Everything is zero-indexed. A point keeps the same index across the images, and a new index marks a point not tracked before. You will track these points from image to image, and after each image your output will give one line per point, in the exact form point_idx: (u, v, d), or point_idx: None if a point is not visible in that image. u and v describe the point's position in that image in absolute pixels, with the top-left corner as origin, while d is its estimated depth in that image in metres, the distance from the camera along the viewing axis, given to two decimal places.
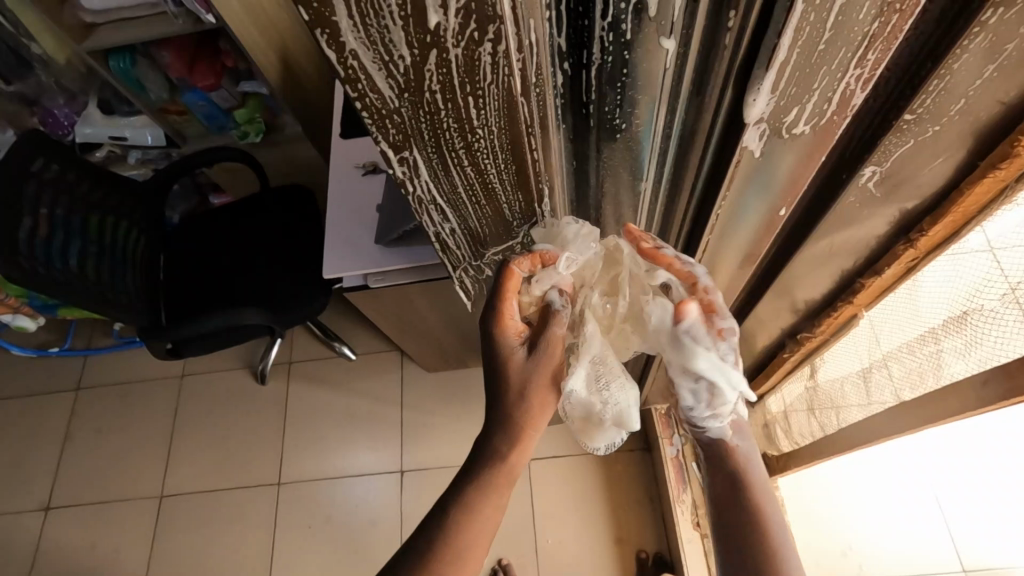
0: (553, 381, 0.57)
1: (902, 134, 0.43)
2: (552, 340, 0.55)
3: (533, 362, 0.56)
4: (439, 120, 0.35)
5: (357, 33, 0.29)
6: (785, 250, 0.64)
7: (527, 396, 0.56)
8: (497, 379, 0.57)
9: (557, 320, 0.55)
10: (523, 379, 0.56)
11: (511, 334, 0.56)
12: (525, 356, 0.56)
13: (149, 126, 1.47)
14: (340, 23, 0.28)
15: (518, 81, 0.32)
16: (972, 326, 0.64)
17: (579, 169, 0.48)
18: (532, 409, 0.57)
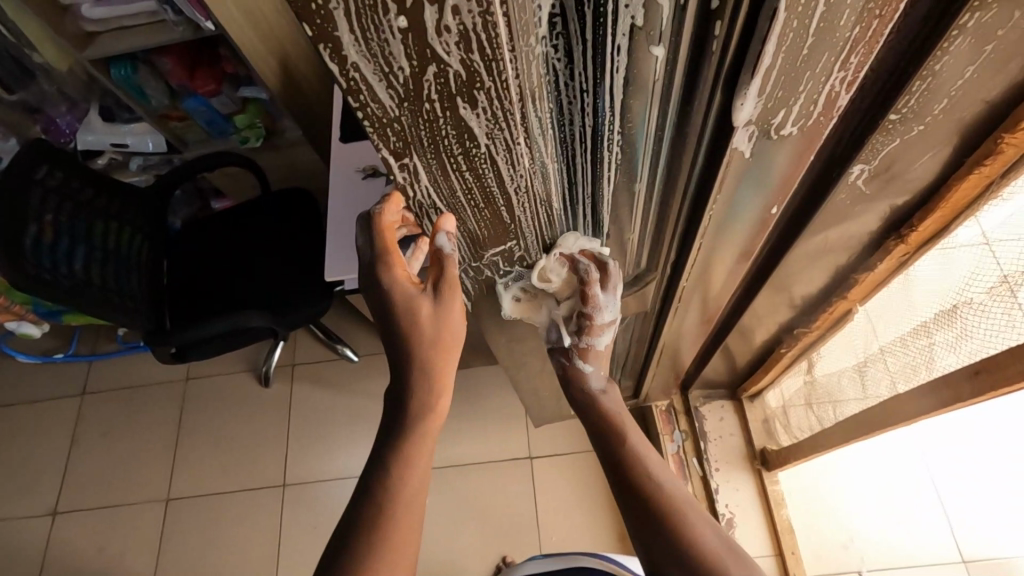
0: (453, 327, 0.57)
1: (888, 134, 0.44)
2: (452, 283, 0.55)
3: (436, 312, 0.55)
4: (438, 127, 0.36)
5: (358, 47, 0.29)
6: (778, 248, 0.65)
7: (439, 341, 0.56)
8: (400, 328, 0.55)
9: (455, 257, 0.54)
10: (428, 325, 0.55)
11: (404, 282, 0.54)
12: (428, 305, 0.55)
13: (150, 133, 1.49)
14: (341, 37, 0.29)
15: (513, 87, 0.33)
16: (962, 320, 0.65)
17: (574, 189, 0.49)
18: (444, 352, 0.56)
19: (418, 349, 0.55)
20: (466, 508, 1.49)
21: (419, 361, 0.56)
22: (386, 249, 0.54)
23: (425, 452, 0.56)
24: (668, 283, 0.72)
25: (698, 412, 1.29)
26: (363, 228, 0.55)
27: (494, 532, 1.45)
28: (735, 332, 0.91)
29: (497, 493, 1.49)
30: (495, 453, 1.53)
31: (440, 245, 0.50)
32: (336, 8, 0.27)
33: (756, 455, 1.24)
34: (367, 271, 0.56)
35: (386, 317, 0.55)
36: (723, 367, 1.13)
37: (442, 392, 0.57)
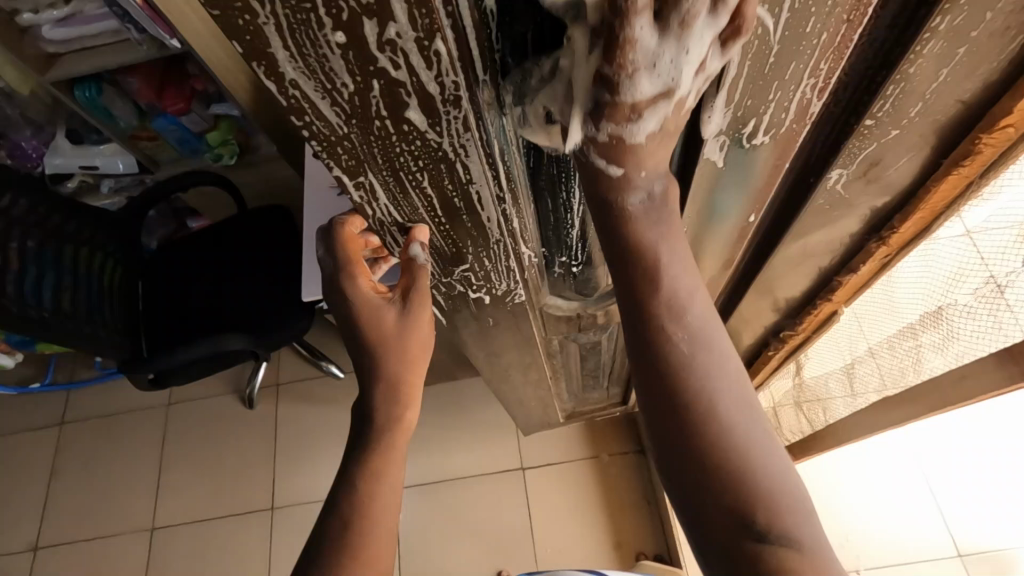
0: (423, 338, 0.53)
1: (863, 138, 0.42)
2: (422, 293, 0.51)
3: (404, 322, 0.51)
4: (392, 145, 0.33)
5: (295, 64, 0.27)
6: (760, 253, 0.63)
7: (407, 353, 0.52)
8: (368, 342, 0.51)
9: (426, 269, 0.49)
10: (397, 338, 0.51)
11: (370, 294, 0.50)
12: (393, 315, 0.51)
13: (119, 154, 1.45)
14: (276, 53, 0.26)
15: (469, 98, 0.31)
16: (948, 321, 0.65)
17: (542, 182, 0.44)
18: (415, 365, 0.53)
19: (388, 364, 0.52)
20: (459, 523, 1.46)
21: (386, 374, 0.52)
22: (349, 261, 0.50)
23: (395, 466, 0.53)
24: None
25: None
26: (325, 239, 0.50)
27: (488, 546, 1.43)
28: (721, 337, 0.89)
29: (491, 506, 1.47)
30: (486, 465, 1.51)
31: (413, 255, 0.45)
32: (266, 23, 0.25)
33: None
34: (330, 285, 0.52)
35: (351, 330, 0.52)
36: None
37: (412, 404, 0.54)
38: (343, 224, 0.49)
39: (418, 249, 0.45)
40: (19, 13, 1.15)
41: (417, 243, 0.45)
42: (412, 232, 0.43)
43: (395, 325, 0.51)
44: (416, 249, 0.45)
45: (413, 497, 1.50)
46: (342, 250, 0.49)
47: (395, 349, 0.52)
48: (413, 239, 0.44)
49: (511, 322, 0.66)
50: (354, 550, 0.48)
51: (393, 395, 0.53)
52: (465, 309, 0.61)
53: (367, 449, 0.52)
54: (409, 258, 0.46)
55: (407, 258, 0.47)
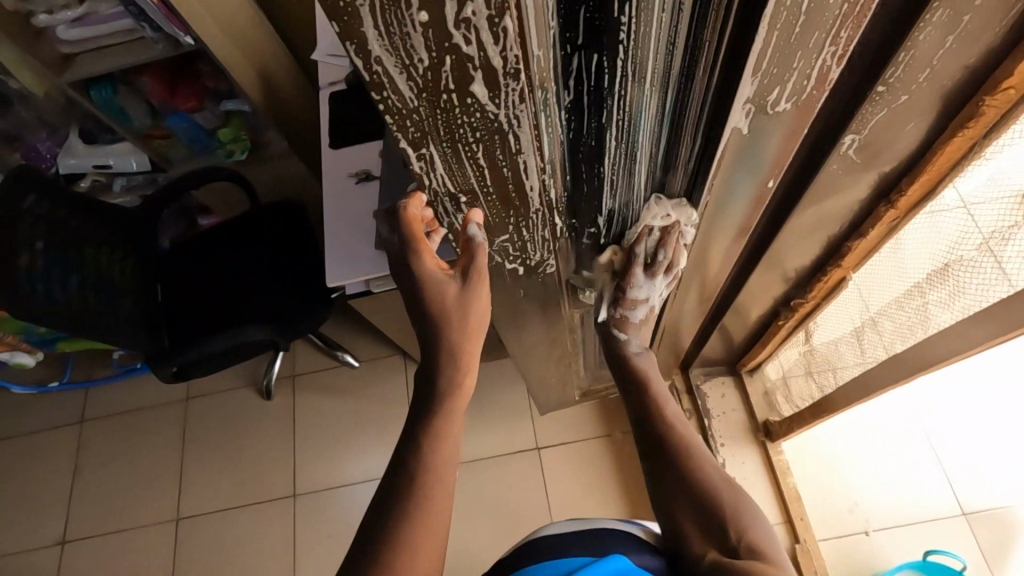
0: (480, 312, 0.56)
1: (876, 104, 0.46)
2: (481, 271, 0.54)
3: (464, 297, 0.55)
4: (454, 117, 0.36)
5: (381, 42, 0.30)
6: (775, 220, 0.66)
7: (467, 328, 0.56)
8: (430, 313, 0.55)
9: (483, 249, 0.52)
10: (456, 311, 0.55)
11: (432, 269, 0.54)
12: (455, 290, 0.54)
13: (132, 153, 1.47)
14: (366, 32, 0.29)
15: (527, 70, 0.34)
16: (955, 276, 0.69)
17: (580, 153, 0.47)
18: (474, 343, 0.57)
19: (451, 339, 0.56)
20: (478, 503, 1.50)
21: (448, 343, 0.56)
22: (412, 240, 0.53)
23: (456, 431, 0.57)
24: None
25: (699, 391, 1.32)
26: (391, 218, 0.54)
27: (508, 524, 1.47)
28: (733, 309, 0.93)
29: (508, 486, 1.51)
30: (502, 447, 1.55)
31: (471, 235, 0.49)
32: (362, 5, 0.28)
33: (759, 428, 1.26)
34: (396, 261, 0.56)
35: (415, 299, 0.56)
36: (723, 344, 1.15)
37: (469, 379, 0.58)
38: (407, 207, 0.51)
39: (475, 229, 0.49)
40: (34, 15, 1.17)
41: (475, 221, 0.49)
42: (467, 209, 0.47)
43: (455, 299, 0.55)
44: (473, 230, 0.49)
45: None
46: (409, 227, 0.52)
47: (457, 322, 0.55)
48: (470, 218, 0.48)
49: (539, 291, 0.69)
50: (409, 500, 0.51)
51: (454, 359, 0.56)
52: (499, 281, 0.64)
53: (430, 415, 0.56)
54: (467, 237, 0.50)
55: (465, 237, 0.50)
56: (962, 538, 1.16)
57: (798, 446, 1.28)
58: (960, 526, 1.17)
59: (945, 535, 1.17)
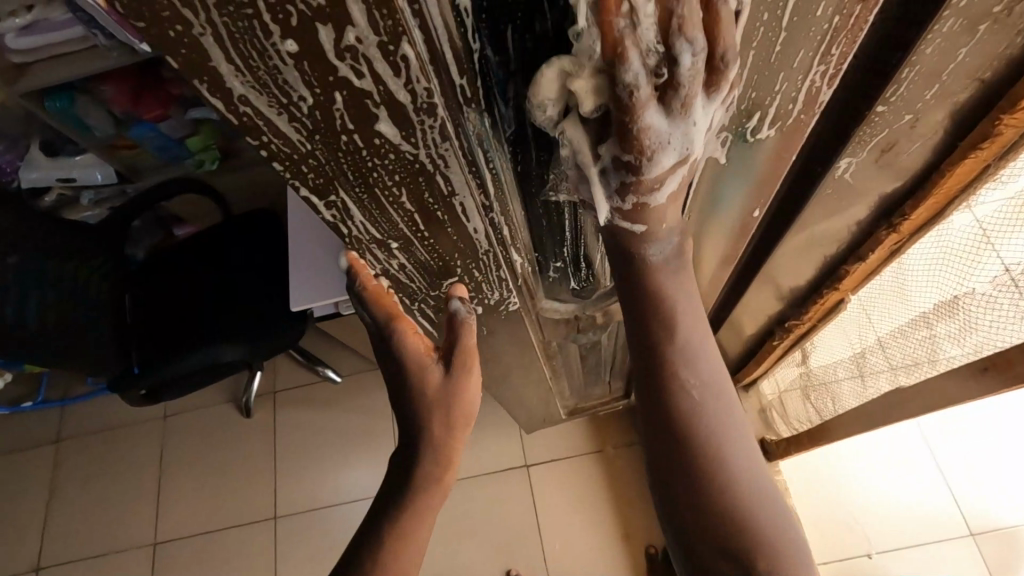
0: (471, 401, 0.49)
1: (874, 125, 0.40)
2: (468, 353, 0.48)
3: (450, 385, 0.47)
4: (361, 160, 0.30)
5: (242, 78, 0.23)
6: (765, 244, 0.60)
7: (451, 420, 0.47)
8: (409, 405, 0.47)
9: (471, 328, 0.47)
10: (440, 403, 0.47)
11: (417, 352, 0.46)
12: (438, 377, 0.47)
13: (97, 165, 1.40)
14: (218, 66, 0.23)
15: (444, 103, 0.28)
16: (965, 311, 0.63)
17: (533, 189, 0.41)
18: (459, 436, 0.48)
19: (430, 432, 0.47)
20: (464, 524, 1.44)
21: (431, 439, 0.47)
22: (388, 319, 0.44)
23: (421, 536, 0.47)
24: None
25: None
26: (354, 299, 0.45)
27: (495, 544, 1.41)
28: (724, 329, 0.87)
29: (495, 506, 1.45)
30: (489, 464, 1.49)
31: (455, 308, 0.45)
32: (203, 34, 0.21)
33: None
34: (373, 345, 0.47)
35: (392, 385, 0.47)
36: (716, 360, 1.09)
37: (449, 473, 0.48)
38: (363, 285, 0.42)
39: (461, 305, 0.46)
40: None
41: (462, 298, 0.46)
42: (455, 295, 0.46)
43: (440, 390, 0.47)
44: (459, 305, 0.46)
45: None
46: (381, 306, 0.44)
47: (446, 418, 0.47)
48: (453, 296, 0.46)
49: (505, 326, 0.63)
50: None
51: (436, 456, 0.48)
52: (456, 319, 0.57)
53: (396, 512, 0.47)
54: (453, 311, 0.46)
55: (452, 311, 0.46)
56: (970, 560, 1.11)
57: (797, 465, 1.21)
58: (967, 547, 1.12)
59: (950, 557, 1.12)
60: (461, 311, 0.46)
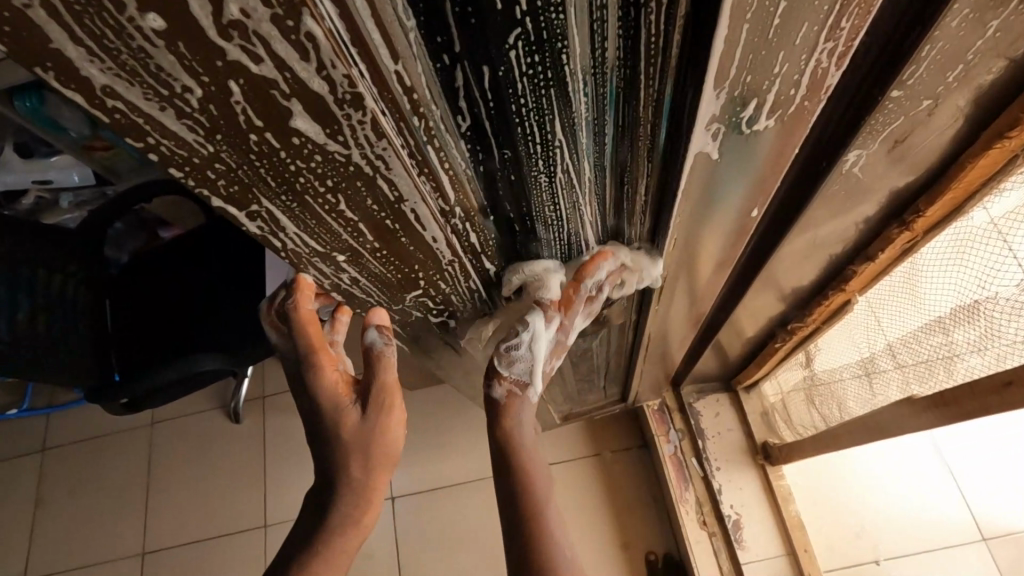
0: (393, 441, 0.48)
1: (889, 113, 0.35)
2: (391, 390, 0.46)
3: (367, 426, 0.46)
4: (280, 163, 0.25)
5: (102, 65, 0.19)
6: (764, 246, 0.55)
7: (368, 462, 0.46)
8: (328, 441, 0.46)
9: (391, 362, 0.45)
10: (358, 444, 0.46)
11: (332, 386, 0.45)
12: (355, 418, 0.46)
13: (75, 166, 1.23)
14: (65, 49, 0.18)
15: (371, 96, 0.23)
16: (986, 316, 0.60)
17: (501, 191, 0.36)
18: (379, 478, 0.47)
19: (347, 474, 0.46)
20: (458, 532, 1.40)
21: (351, 475, 0.46)
22: (308, 351, 0.42)
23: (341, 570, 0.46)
24: (640, 303, 0.62)
25: (692, 409, 1.21)
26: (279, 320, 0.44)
27: (490, 552, 1.37)
28: (722, 334, 0.81)
29: (491, 512, 1.41)
30: (484, 469, 1.45)
31: (369, 341, 0.43)
32: (33, 7, 0.17)
33: (758, 450, 1.16)
34: (292, 366, 0.46)
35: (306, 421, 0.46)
36: (715, 363, 1.04)
37: (370, 515, 0.47)
38: (295, 306, 0.39)
39: (378, 338, 0.43)
40: None
41: (383, 332, 0.43)
42: (371, 316, 0.42)
43: (354, 425, 0.46)
44: (380, 338, 0.43)
45: (410, 505, 1.44)
46: (303, 342, 0.42)
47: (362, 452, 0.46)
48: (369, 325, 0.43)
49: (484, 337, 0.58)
50: None
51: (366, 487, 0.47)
52: (429, 332, 0.53)
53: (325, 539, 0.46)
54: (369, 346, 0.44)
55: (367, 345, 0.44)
56: (982, 566, 1.06)
57: (801, 470, 1.17)
58: (979, 554, 1.07)
59: (962, 563, 1.07)
60: (381, 344, 0.43)
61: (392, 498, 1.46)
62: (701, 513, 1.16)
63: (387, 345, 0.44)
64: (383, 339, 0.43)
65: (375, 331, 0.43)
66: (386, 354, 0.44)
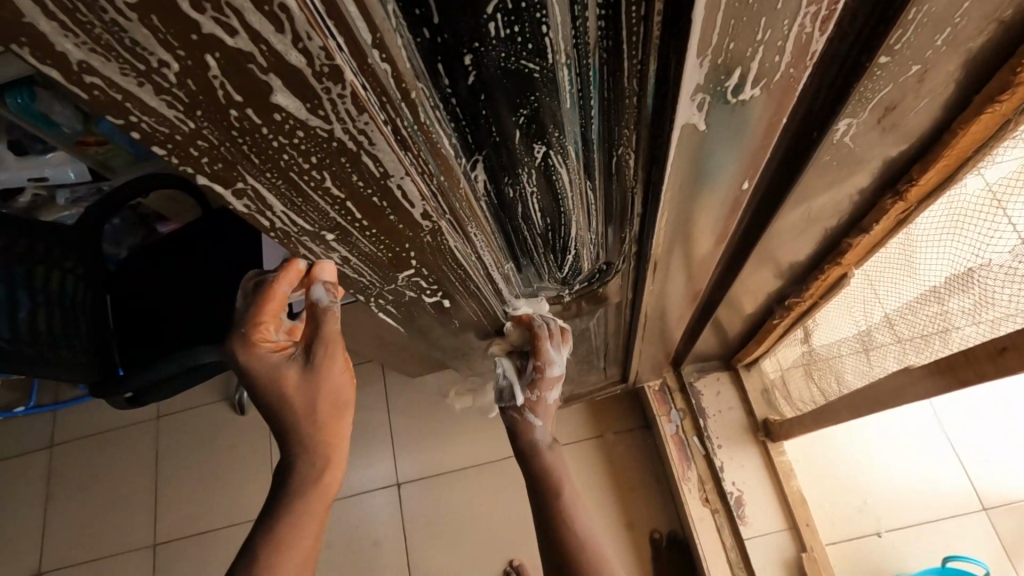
0: (340, 388, 0.50)
1: (877, 80, 0.34)
2: (331, 349, 0.47)
3: (310, 378, 0.47)
4: (262, 139, 0.25)
5: (75, 37, 0.19)
6: (759, 220, 0.55)
7: (316, 416, 0.48)
8: (285, 412, 0.47)
9: (333, 317, 0.45)
10: (305, 397, 0.47)
11: (267, 349, 0.45)
12: (296, 374, 0.46)
13: (70, 163, 1.21)
14: (35, 24, 0.18)
15: (348, 70, 0.23)
16: (980, 283, 0.60)
17: (492, 168, 0.36)
18: (335, 425, 0.50)
19: (304, 433, 0.49)
20: (465, 515, 1.42)
21: (308, 438, 0.49)
22: (258, 315, 0.43)
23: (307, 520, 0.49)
24: (636, 281, 0.62)
25: (693, 388, 1.22)
26: (246, 282, 0.44)
27: (497, 536, 1.39)
28: (720, 311, 0.81)
29: (495, 495, 1.42)
30: (489, 453, 1.46)
31: (318, 295, 0.41)
32: None
33: (759, 427, 1.16)
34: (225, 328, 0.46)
35: (258, 395, 0.47)
36: (715, 342, 1.04)
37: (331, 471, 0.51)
38: (269, 284, 0.41)
39: (326, 290, 0.41)
40: None
41: (327, 285, 0.41)
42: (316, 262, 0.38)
43: (294, 382, 0.46)
44: (326, 290, 0.41)
45: (416, 490, 1.46)
46: (257, 309, 0.43)
47: (309, 405, 0.48)
48: (306, 273, 0.40)
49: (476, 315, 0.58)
50: None
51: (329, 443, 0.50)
52: (424, 313, 0.53)
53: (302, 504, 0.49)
54: (314, 300, 0.42)
55: (311, 300, 0.42)
56: (982, 535, 1.07)
57: (801, 445, 1.18)
58: (980, 524, 1.08)
59: (963, 533, 1.08)
60: (329, 298, 0.42)
61: (397, 484, 1.47)
62: (704, 491, 1.17)
63: (334, 297, 0.42)
64: (331, 292, 0.42)
65: (319, 284, 0.40)
66: (329, 310, 0.44)
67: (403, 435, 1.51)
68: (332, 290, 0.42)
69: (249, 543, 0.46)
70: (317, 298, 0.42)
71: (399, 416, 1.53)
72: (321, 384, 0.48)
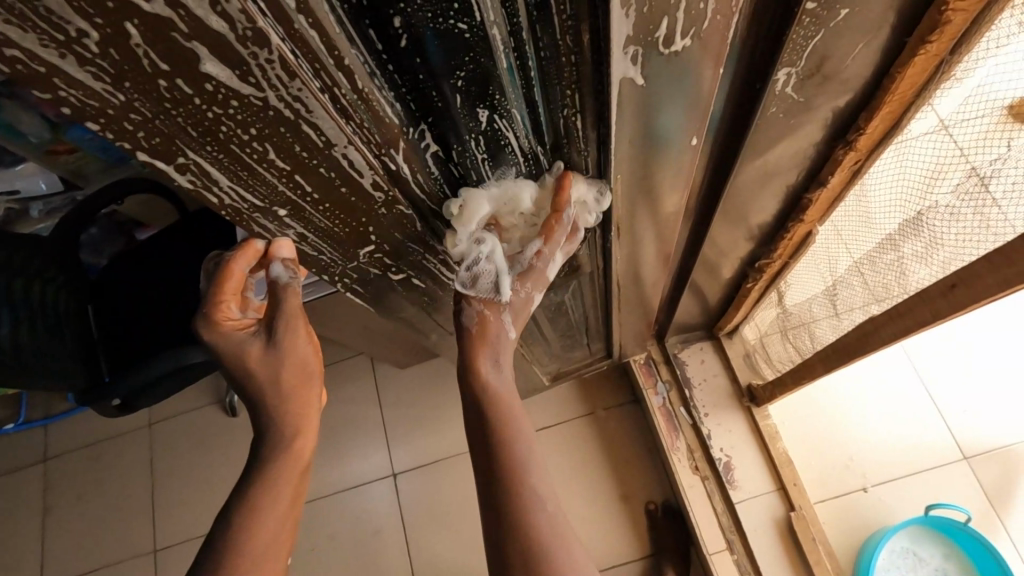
0: (304, 358, 0.51)
1: (808, 26, 0.35)
2: (294, 325, 0.48)
3: (273, 353, 0.48)
4: (196, 109, 0.26)
5: None
6: (718, 179, 0.55)
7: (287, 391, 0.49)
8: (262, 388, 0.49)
9: (294, 295, 0.46)
10: (269, 368, 0.48)
11: (231, 328, 0.46)
12: (259, 349, 0.47)
13: (39, 173, 1.19)
14: None
15: (272, 34, 0.23)
16: (929, 226, 0.63)
17: (438, 135, 0.36)
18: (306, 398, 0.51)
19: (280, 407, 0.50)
20: (461, 499, 1.44)
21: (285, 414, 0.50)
22: (219, 294, 0.44)
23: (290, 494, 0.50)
24: (604, 248, 0.62)
25: (677, 359, 1.24)
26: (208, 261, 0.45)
27: None
28: (694, 278, 0.82)
29: None
30: None
31: (276, 273, 0.42)
32: None
33: (743, 393, 1.18)
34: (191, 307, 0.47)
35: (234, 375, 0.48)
36: (694, 310, 1.05)
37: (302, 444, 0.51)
38: (227, 263, 0.42)
39: (283, 269, 0.42)
40: None
41: (282, 264, 0.41)
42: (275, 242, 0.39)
43: (262, 359, 0.47)
44: (284, 269, 0.42)
45: (411, 479, 1.47)
46: (217, 289, 0.44)
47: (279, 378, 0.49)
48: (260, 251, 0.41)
49: (435, 288, 0.58)
50: None
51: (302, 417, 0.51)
52: (393, 291, 0.54)
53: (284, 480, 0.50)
54: (273, 278, 0.43)
55: (271, 278, 0.43)
56: (965, 483, 1.10)
57: (787, 408, 1.20)
58: (962, 472, 1.11)
59: (947, 483, 1.11)
60: (291, 277, 0.43)
61: (394, 474, 1.48)
62: (693, 459, 1.19)
63: (294, 276, 0.43)
64: (291, 273, 0.43)
65: (276, 262, 0.41)
66: (291, 288, 0.44)
67: (396, 425, 1.52)
68: (289, 270, 0.42)
69: (234, 521, 0.47)
70: (276, 277, 0.43)
71: (391, 408, 1.54)
72: (286, 357, 0.49)
